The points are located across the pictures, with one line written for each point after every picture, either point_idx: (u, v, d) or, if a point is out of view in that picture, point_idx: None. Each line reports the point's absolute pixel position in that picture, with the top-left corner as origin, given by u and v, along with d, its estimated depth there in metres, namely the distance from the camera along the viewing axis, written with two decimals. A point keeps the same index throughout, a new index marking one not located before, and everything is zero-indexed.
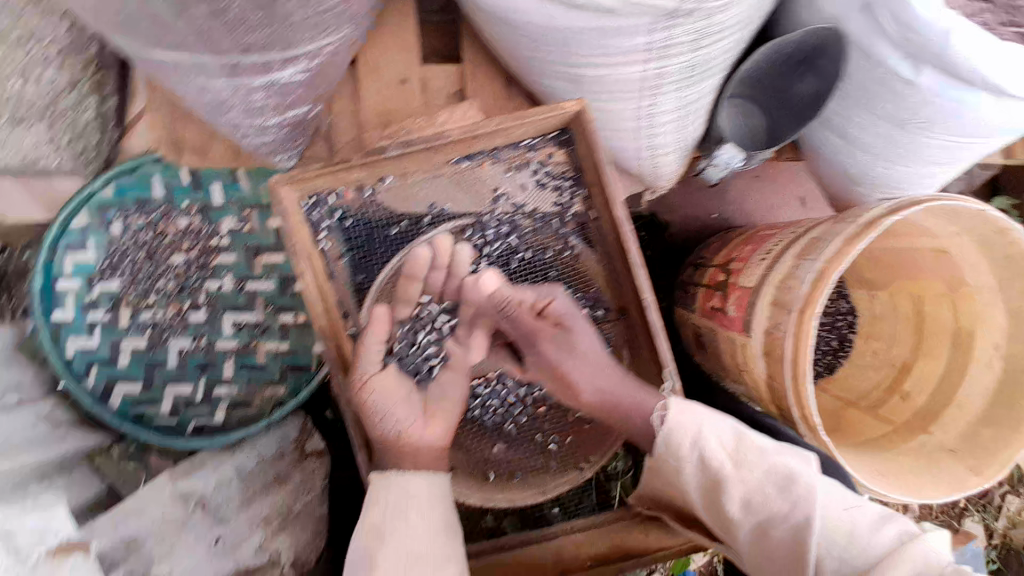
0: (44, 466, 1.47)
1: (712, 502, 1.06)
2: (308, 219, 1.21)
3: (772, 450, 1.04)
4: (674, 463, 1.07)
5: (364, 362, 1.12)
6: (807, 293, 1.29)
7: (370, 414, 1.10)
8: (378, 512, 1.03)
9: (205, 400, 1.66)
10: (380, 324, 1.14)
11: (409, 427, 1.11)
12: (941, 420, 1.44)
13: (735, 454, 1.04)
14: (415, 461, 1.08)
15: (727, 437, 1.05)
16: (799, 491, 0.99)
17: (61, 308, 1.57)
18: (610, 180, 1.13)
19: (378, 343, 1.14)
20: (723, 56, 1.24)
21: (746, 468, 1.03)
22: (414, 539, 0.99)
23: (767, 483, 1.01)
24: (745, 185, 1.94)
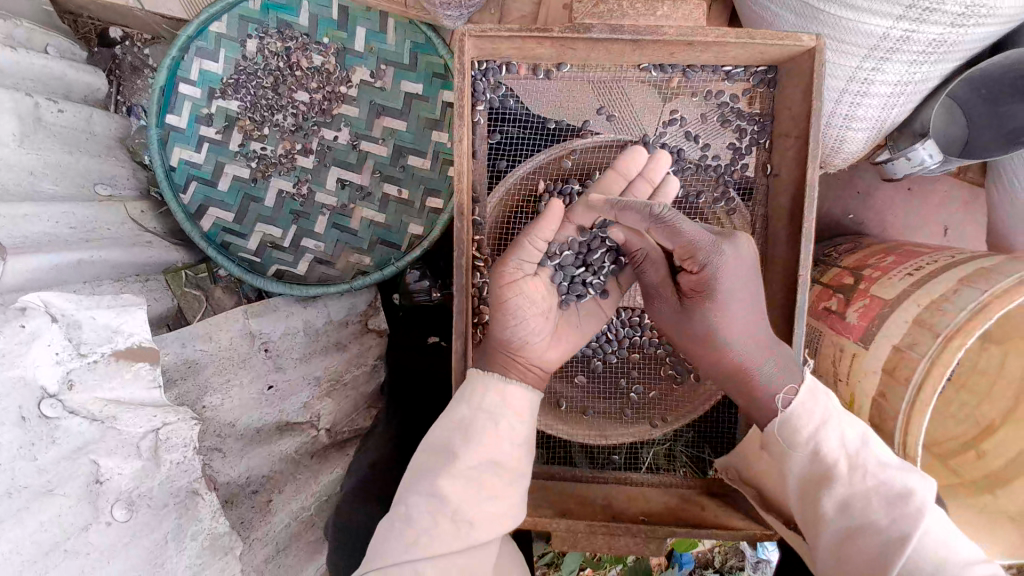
0: (126, 266, 1.47)
1: (806, 498, 0.95)
2: (473, 85, 1.10)
3: (893, 464, 0.89)
4: (782, 445, 0.97)
5: (522, 257, 1.04)
6: (962, 320, 1.14)
7: (504, 316, 1.02)
8: (467, 404, 0.96)
9: (292, 248, 1.67)
10: (552, 220, 1.04)
11: (533, 341, 1.05)
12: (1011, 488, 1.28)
13: (851, 454, 0.91)
14: (521, 375, 1.02)
15: (851, 436, 0.92)
16: (907, 510, 0.85)
17: (177, 115, 1.60)
18: (817, 133, 0.99)
19: (544, 243, 1.06)
20: (977, 38, 1.15)
21: (858, 471, 0.90)
22: (499, 446, 0.93)
23: (874, 493, 0.88)
24: (893, 195, 1.81)
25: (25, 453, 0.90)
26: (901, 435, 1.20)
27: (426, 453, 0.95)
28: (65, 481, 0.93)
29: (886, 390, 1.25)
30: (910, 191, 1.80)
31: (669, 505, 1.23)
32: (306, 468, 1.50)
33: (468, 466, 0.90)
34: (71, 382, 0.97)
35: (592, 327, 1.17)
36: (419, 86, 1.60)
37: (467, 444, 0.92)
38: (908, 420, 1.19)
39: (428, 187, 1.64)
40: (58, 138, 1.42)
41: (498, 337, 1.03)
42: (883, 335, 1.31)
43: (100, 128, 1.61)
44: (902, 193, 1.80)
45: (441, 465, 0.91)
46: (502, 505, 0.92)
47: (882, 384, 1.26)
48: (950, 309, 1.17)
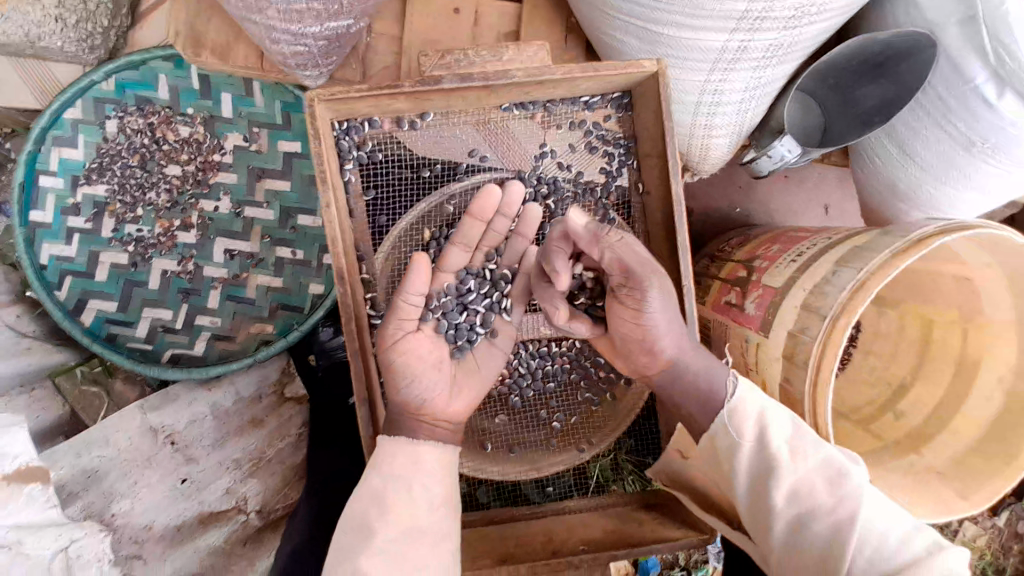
0: (0, 380, 1.36)
1: (754, 492, 0.97)
2: (337, 146, 1.09)
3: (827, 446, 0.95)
4: (727, 440, 0.98)
5: (400, 317, 1.05)
6: (845, 300, 1.21)
7: (397, 379, 1.01)
8: (377, 475, 0.93)
9: (186, 328, 1.58)
10: (423, 271, 1.03)
11: (433, 399, 1.03)
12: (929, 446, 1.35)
13: (793, 442, 0.95)
14: (429, 435, 1.01)
15: (786, 424, 0.97)
16: (847, 489, 0.91)
17: (41, 210, 1.50)
18: (674, 152, 1.03)
19: (418, 297, 1.05)
20: (805, 43, 1.23)
21: (801, 457, 0.94)
22: (418, 512, 0.91)
23: (817, 475, 0.93)
24: (772, 185, 1.92)
25: None
26: (811, 416, 1.25)
27: (342, 534, 0.91)
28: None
29: (790, 375, 1.31)
30: (786, 179, 1.92)
31: (607, 529, 1.24)
32: (239, 558, 1.42)
33: (387, 541, 0.88)
34: None
35: (495, 367, 1.15)
36: (297, 144, 1.57)
37: (385, 517, 0.89)
38: (814, 403, 1.25)
39: (323, 244, 1.60)
40: None
41: (398, 402, 1.02)
42: (779, 323, 1.38)
43: None
44: (780, 182, 1.93)
45: (358, 545, 0.88)
46: (431, 573, 0.90)
47: (785, 370, 1.33)
48: (831, 291, 1.25)
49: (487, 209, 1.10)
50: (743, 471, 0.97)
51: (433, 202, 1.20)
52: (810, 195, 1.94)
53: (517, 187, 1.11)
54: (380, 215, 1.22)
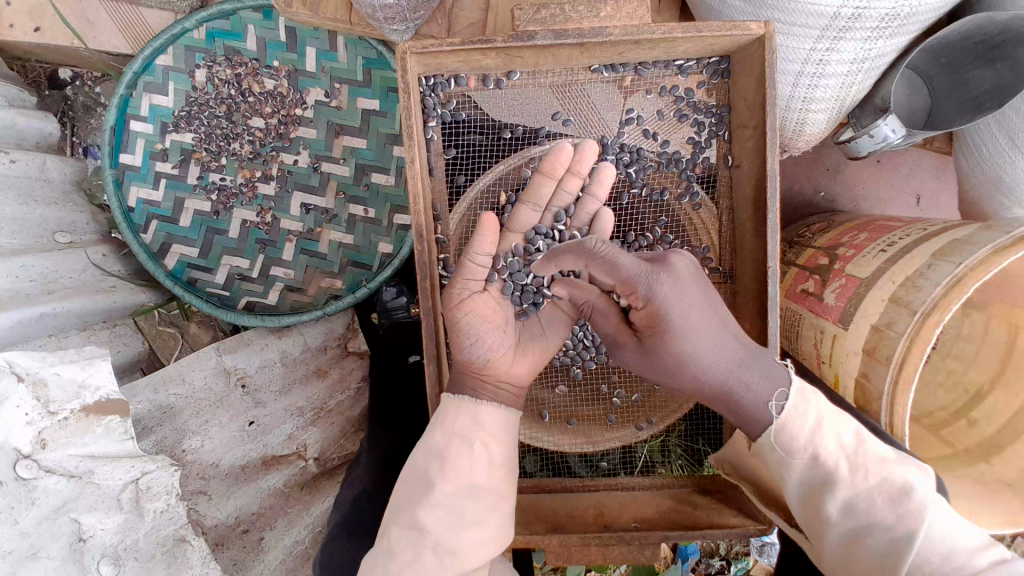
0: (91, 314, 1.44)
1: (805, 501, 0.91)
2: (422, 102, 1.08)
3: (892, 459, 0.86)
4: (777, 452, 0.91)
5: (466, 276, 1.02)
6: (938, 296, 1.13)
7: (461, 336, 1.00)
8: (440, 430, 0.93)
9: (261, 278, 1.63)
10: (490, 234, 1.00)
11: (495, 358, 1.01)
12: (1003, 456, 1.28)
13: (852, 454, 0.86)
14: (494, 394, 0.99)
15: (847, 434, 0.88)
16: (911, 507, 0.82)
17: (132, 153, 1.57)
18: (773, 122, 0.96)
19: (487, 257, 1.01)
20: (926, 11, 1.13)
21: (861, 470, 0.86)
22: (476, 471, 0.90)
23: (878, 491, 0.84)
24: (862, 170, 1.81)
25: (3, 517, 0.90)
26: (886, 417, 1.19)
27: (405, 484, 0.92)
28: (48, 543, 0.93)
29: (869, 371, 1.24)
30: (878, 164, 1.80)
31: (661, 509, 1.21)
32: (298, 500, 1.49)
33: (446, 496, 0.87)
34: (43, 442, 0.97)
35: (559, 334, 1.13)
36: (375, 102, 1.57)
37: (445, 473, 0.89)
38: (892, 403, 1.17)
39: (394, 203, 1.61)
40: (11, 188, 1.38)
41: (459, 360, 1.01)
42: (861, 315, 1.30)
43: (55, 174, 1.56)
44: (872, 167, 1.81)
45: (419, 496, 0.88)
46: (488, 532, 0.90)
47: (864, 365, 1.25)
48: (925, 285, 1.17)
49: (557, 167, 1.05)
50: (795, 483, 0.90)
51: (513, 164, 1.17)
52: (905, 181, 1.82)
53: (592, 145, 1.04)
54: (458, 175, 1.21)
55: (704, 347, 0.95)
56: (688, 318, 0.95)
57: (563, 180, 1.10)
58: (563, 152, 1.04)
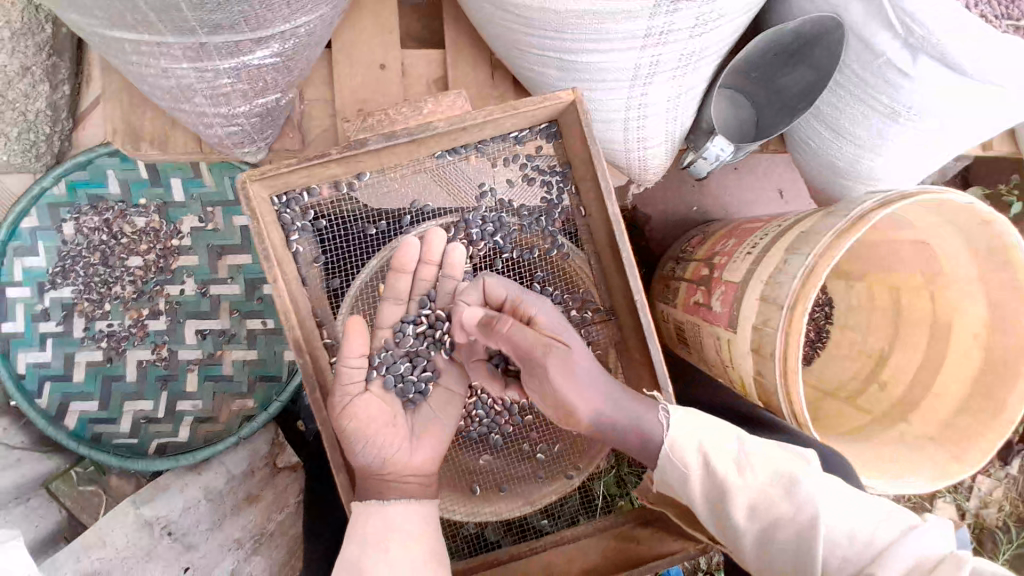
0: None
1: (716, 516, 0.95)
2: (280, 219, 1.11)
3: (773, 455, 0.94)
4: (676, 475, 0.96)
5: (345, 382, 1.02)
6: (797, 287, 1.23)
7: (350, 444, 0.99)
8: (353, 542, 0.92)
9: (168, 416, 1.58)
10: (360, 334, 1.03)
11: (392, 456, 1.02)
12: (918, 412, 1.36)
13: (737, 458, 0.94)
14: (401, 492, 0.99)
15: (729, 442, 0.96)
16: (802, 493, 0.89)
17: (14, 321, 1.52)
18: (604, 170, 1.05)
19: (360, 359, 1.04)
20: (717, 48, 1.26)
21: (750, 472, 0.93)
22: (396, 569, 0.88)
23: (770, 487, 0.91)
24: (723, 178, 1.96)
25: None
26: (787, 407, 1.27)
27: None
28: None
29: (762, 368, 1.32)
30: (737, 170, 1.95)
31: (608, 553, 1.21)
32: None
33: None
34: None
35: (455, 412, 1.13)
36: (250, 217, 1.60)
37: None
38: (788, 394, 1.26)
39: None
40: None
41: (357, 468, 1.01)
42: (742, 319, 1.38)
43: None
44: (733, 174, 1.97)
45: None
46: None
47: (756, 364, 1.33)
48: (786, 279, 1.27)
49: (405, 261, 1.09)
50: (703, 502, 0.95)
51: (381, 258, 1.19)
52: (764, 181, 1.99)
53: (436, 233, 1.10)
54: (334, 278, 1.23)
55: (591, 380, 0.98)
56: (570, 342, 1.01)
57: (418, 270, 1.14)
58: (410, 247, 1.07)
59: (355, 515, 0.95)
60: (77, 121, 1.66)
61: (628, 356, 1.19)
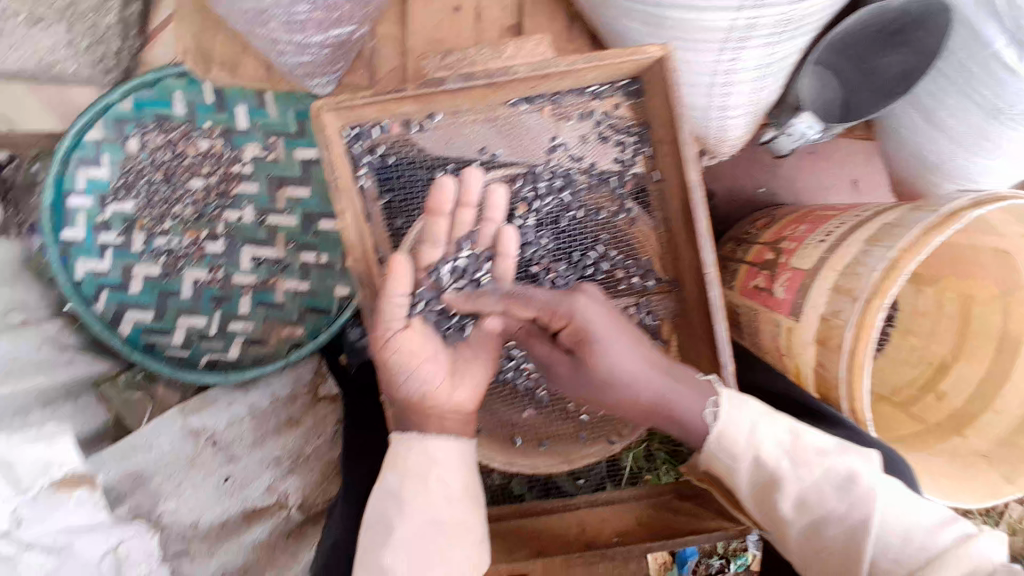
0: (52, 391, 1.48)
1: (760, 503, 0.97)
2: (349, 153, 1.12)
3: (831, 450, 0.94)
4: (723, 462, 0.97)
5: (385, 318, 1.00)
6: (877, 280, 1.21)
7: (395, 375, 1.01)
8: (393, 471, 0.97)
9: (220, 335, 1.62)
10: (403, 273, 0.99)
11: (433, 390, 1.02)
12: (975, 426, 1.30)
13: (791, 450, 0.94)
14: (440, 425, 1.01)
15: (786, 432, 0.96)
16: (859, 492, 0.90)
17: (73, 228, 1.55)
18: (690, 138, 1.04)
19: (403, 297, 1.00)
20: (816, 14, 1.18)
21: (805, 466, 0.93)
22: (438, 503, 0.95)
23: (825, 483, 0.92)
24: (797, 162, 1.86)
25: None
26: (848, 403, 1.27)
27: (371, 529, 0.96)
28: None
29: (824, 361, 1.32)
30: (813, 155, 1.86)
31: (642, 519, 1.30)
32: (283, 551, 1.53)
33: (406, 536, 0.93)
34: (20, 519, 1.14)
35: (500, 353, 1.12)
36: (314, 150, 1.61)
37: (402, 514, 0.93)
38: (851, 388, 1.26)
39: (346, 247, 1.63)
40: None
41: (400, 400, 1.02)
42: (811, 305, 1.36)
43: None
44: (808, 158, 1.87)
45: (381, 539, 0.93)
46: (453, 564, 0.94)
47: (820, 355, 1.33)
48: (864, 271, 1.23)
49: (443, 202, 0.99)
50: (752, 489, 0.97)
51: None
52: (839, 169, 1.88)
53: (473, 172, 1.00)
54: (399, 219, 1.20)
55: (630, 363, 0.99)
56: (610, 337, 1.00)
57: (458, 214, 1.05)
58: (447, 184, 0.98)
59: (393, 442, 0.99)
60: (146, 39, 1.67)
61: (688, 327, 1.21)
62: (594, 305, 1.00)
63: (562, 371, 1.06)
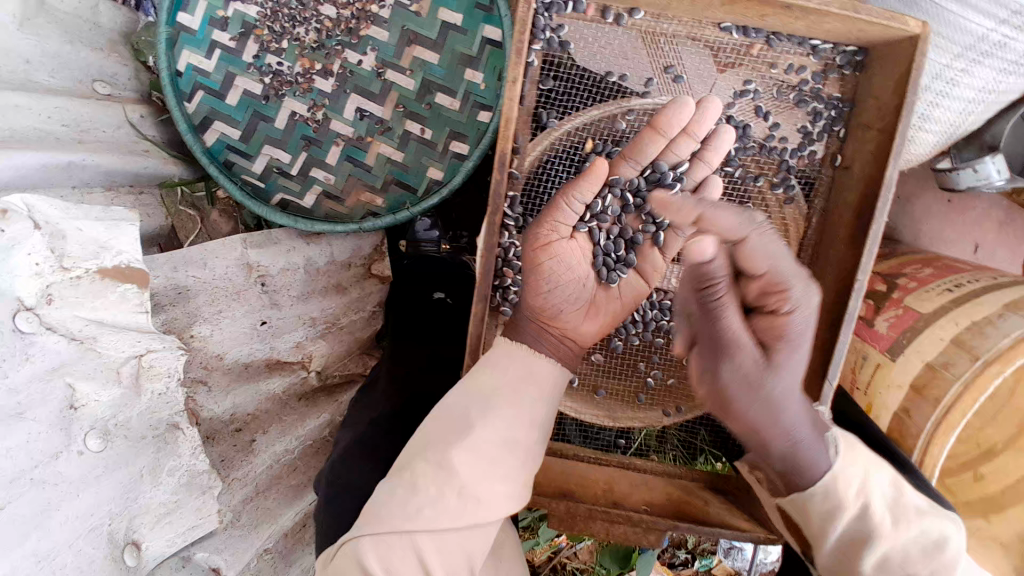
0: (120, 173, 1.35)
1: (838, 553, 0.86)
2: (534, 20, 1.00)
3: (927, 510, 0.85)
4: (826, 505, 0.84)
5: (557, 220, 1.01)
6: (1006, 348, 1.07)
7: (543, 282, 1.01)
8: (488, 375, 0.97)
9: (300, 177, 1.53)
10: (596, 180, 0.99)
11: (567, 313, 1.04)
12: (1004, 516, 1.38)
13: (890, 503, 0.85)
14: (552, 347, 1.03)
15: (887, 484, 0.86)
16: (945, 560, 0.82)
17: (190, 14, 1.44)
18: (905, 128, 0.89)
19: (581, 205, 1.01)
20: None
21: (902, 523, 0.83)
22: (518, 417, 0.93)
23: (913, 545, 0.83)
24: (928, 205, 1.77)
25: None
26: (917, 455, 1.14)
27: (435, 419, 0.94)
28: (38, 404, 0.97)
29: (911, 407, 1.17)
30: (950, 205, 1.75)
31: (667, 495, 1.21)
32: (293, 409, 1.52)
33: (482, 442, 0.90)
34: (50, 297, 0.98)
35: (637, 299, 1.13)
36: (458, 16, 1.44)
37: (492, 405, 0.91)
38: (928, 443, 1.12)
39: (453, 130, 1.50)
40: (58, 22, 1.29)
41: (533, 306, 1.02)
42: (913, 350, 1.22)
43: (106, 21, 1.43)
44: (940, 204, 1.76)
45: (454, 437, 0.90)
46: (512, 487, 0.91)
47: (907, 400, 1.19)
48: (991, 334, 1.10)
49: (675, 124, 0.96)
50: (837, 537, 0.85)
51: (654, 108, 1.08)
52: (964, 228, 1.77)
53: (715, 104, 0.97)
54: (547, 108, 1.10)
55: (793, 384, 0.85)
56: (798, 348, 0.87)
57: (674, 140, 1.02)
58: (683, 110, 0.95)
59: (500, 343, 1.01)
60: None
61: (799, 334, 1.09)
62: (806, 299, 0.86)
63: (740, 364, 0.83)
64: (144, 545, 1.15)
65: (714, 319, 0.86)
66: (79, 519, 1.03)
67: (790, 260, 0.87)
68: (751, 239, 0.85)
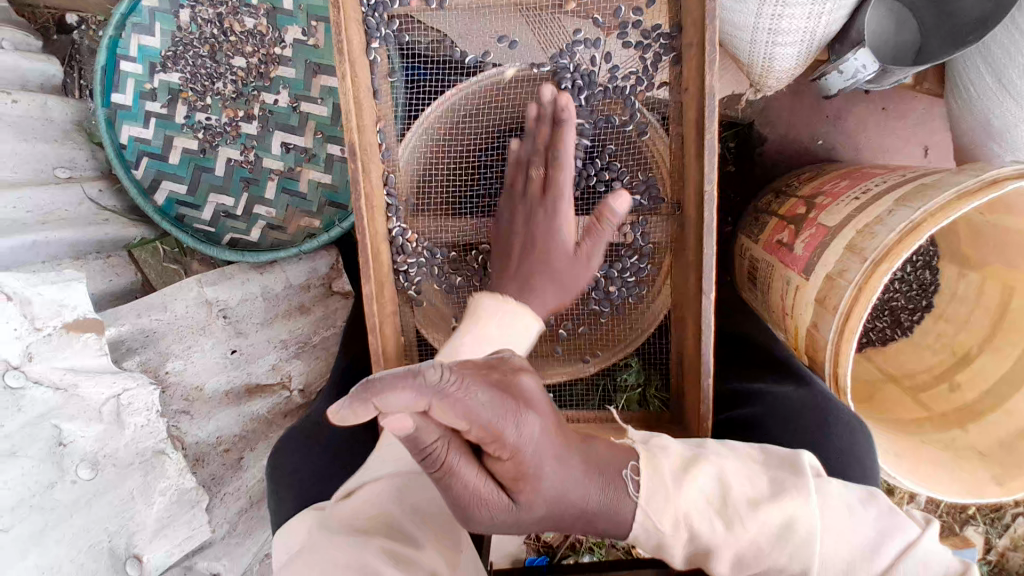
0: (83, 243, 1.54)
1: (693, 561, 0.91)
2: (365, 23, 1.17)
3: (746, 469, 0.92)
4: (603, 513, 0.85)
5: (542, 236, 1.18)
6: (892, 243, 1.06)
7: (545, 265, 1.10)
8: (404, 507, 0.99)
9: (244, 216, 1.69)
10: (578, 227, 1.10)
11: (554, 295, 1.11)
12: (980, 422, 1.27)
13: (718, 508, 0.88)
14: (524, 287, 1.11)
15: (685, 455, 0.93)
16: (783, 490, 0.89)
17: (122, 93, 1.61)
18: (712, 39, 0.98)
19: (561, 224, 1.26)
20: None
21: (703, 477, 0.90)
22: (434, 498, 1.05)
23: (739, 492, 0.89)
24: (865, 116, 1.73)
25: None
26: (831, 366, 1.16)
27: None
28: (28, 444, 1.10)
29: (818, 320, 1.19)
30: (885, 112, 1.72)
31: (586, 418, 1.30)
32: (279, 426, 1.64)
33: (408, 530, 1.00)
34: (31, 355, 1.15)
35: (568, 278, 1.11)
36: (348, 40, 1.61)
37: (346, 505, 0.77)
38: (837, 351, 1.14)
39: None
40: (11, 125, 1.47)
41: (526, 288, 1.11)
42: (818, 265, 1.21)
43: (59, 114, 1.62)
44: (877, 113, 1.72)
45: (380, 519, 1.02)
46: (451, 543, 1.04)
47: (814, 314, 1.20)
48: (880, 231, 1.09)
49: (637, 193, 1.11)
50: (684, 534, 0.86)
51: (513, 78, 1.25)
52: (909, 133, 1.72)
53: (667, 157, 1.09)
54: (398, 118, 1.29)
55: (484, 488, 0.75)
56: (505, 417, 0.72)
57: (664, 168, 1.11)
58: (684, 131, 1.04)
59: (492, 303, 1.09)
60: None
61: (681, 257, 1.18)
62: (492, 403, 0.70)
63: (562, 240, 1.11)
64: (145, 558, 1.26)
65: (453, 485, 0.72)
66: (77, 535, 1.15)
67: (491, 412, 0.69)
68: (438, 407, 0.65)
